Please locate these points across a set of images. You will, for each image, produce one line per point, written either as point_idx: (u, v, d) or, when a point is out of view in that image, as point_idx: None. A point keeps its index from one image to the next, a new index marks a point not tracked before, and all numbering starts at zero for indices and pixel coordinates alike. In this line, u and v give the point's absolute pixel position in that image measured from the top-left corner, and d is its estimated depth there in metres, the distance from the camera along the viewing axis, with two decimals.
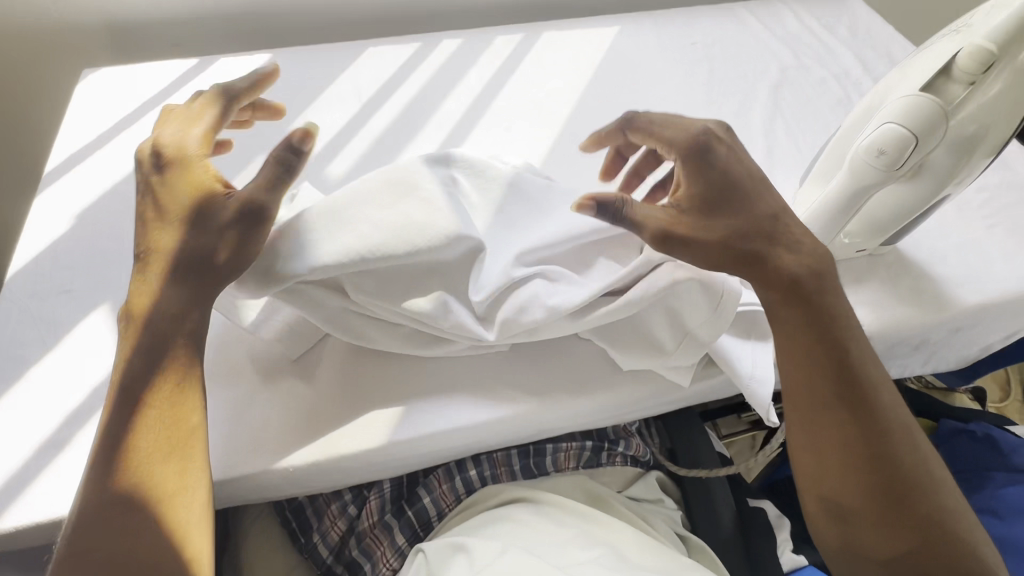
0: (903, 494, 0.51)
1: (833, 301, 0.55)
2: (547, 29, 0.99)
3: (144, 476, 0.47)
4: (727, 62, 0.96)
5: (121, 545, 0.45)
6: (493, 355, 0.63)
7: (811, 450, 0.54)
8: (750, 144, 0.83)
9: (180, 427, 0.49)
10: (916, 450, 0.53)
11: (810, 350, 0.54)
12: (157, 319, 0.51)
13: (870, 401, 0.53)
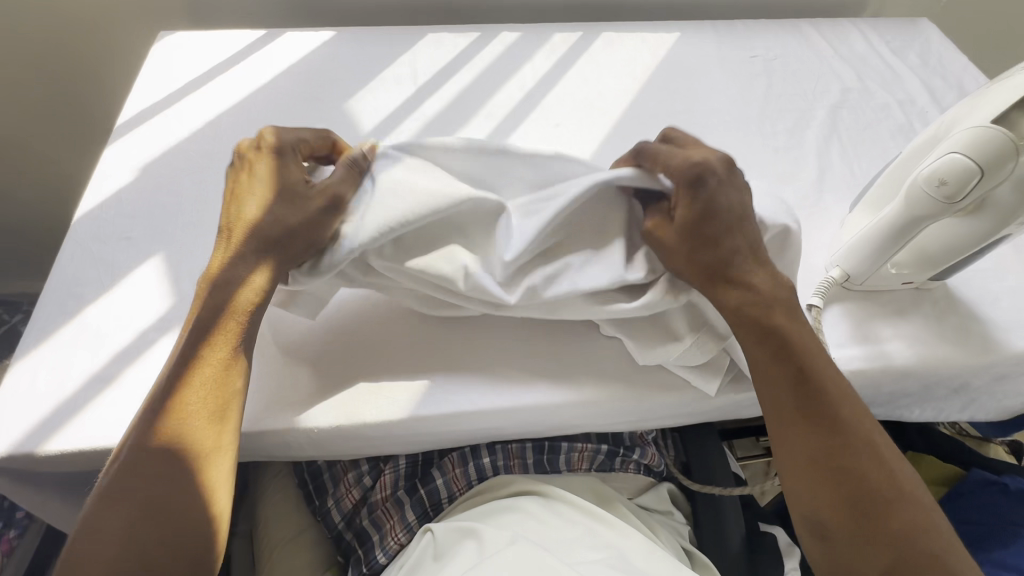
0: (879, 509, 0.50)
1: (791, 320, 0.56)
2: (607, 30, 0.99)
3: (183, 425, 0.50)
4: (787, 78, 0.94)
5: (158, 491, 0.48)
6: (521, 345, 0.64)
7: (789, 467, 0.53)
8: (802, 164, 0.81)
9: (222, 383, 0.52)
10: (888, 464, 0.52)
11: (772, 363, 0.55)
12: (225, 286, 0.55)
13: (835, 416, 0.53)
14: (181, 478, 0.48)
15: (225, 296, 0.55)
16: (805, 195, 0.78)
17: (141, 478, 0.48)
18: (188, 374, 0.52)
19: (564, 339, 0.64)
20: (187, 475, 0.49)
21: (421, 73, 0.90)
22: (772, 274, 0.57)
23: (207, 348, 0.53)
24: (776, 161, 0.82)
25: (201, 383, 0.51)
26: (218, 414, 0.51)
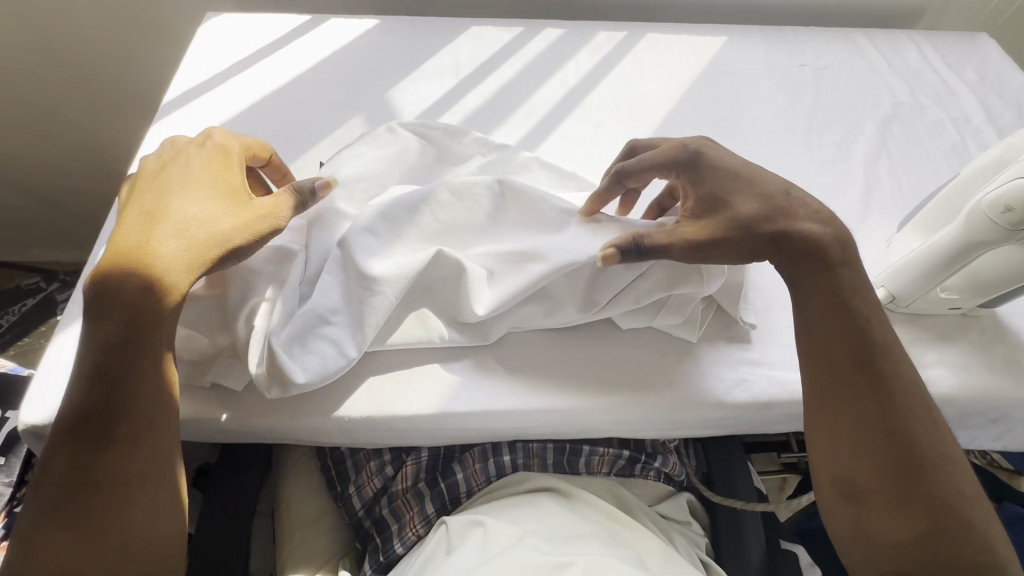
0: (920, 471, 0.48)
1: (854, 278, 0.55)
2: (652, 30, 0.98)
3: (118, 469, 0.44)
4: (836, 89, 0.92)
5: (89, 529, 0.43)
6: (553, 346, 0.63)
7: (826, 423, 0.52)
8: (848, 179, 0.79)
9: (155, 411, 0.47)
10: (938, 433, 0.50)
11: (828, 317, 0.54)
12: (130, 296, 0.47)
13: (891, 377, 0.52)
14: (130, 532, 0.44)
15: (155, 318, 0.48)
16: (850, 211, 0.76)
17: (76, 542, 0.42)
18: (110, 396, 0.45)
19: (597, 344, 0.64)
20: (138, 525, 0.44)
21: (463, 66, 0.89)
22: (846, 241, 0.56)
23: (138, 374, 0.46)
24: (821, 175, 0.80)
25: (134, 419, 0.46)
26: (156, 448, 0.46)
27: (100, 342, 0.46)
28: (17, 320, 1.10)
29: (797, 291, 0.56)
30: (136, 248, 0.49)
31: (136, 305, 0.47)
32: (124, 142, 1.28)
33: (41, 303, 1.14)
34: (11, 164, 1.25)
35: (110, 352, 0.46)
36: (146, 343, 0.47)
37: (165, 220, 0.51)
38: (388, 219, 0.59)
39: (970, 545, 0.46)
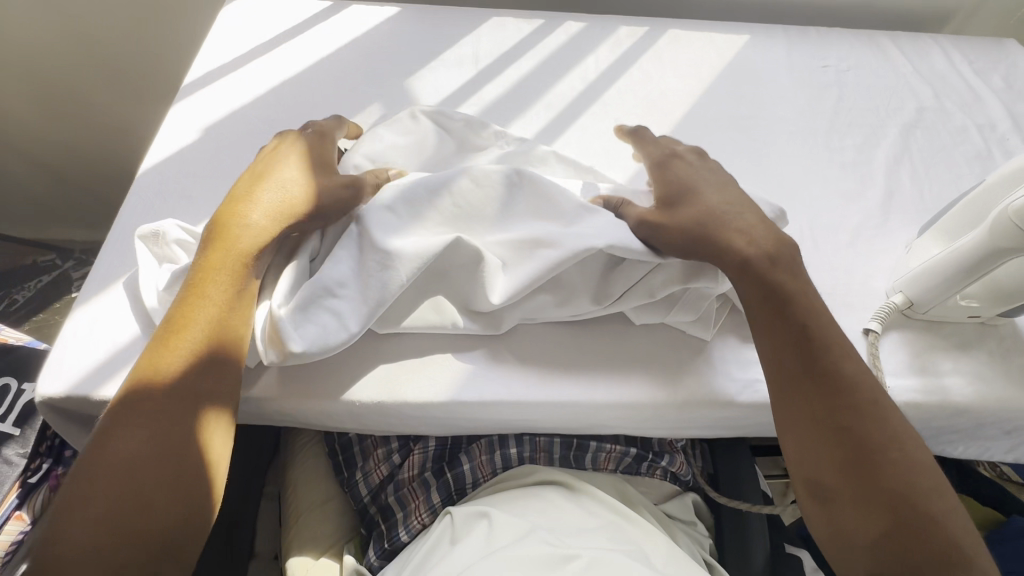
0: (879, 466, 0.49)
1: (793, 281, 0.57)
2: (674, 26, 0.97)
3: (196, 385, 0.49)
4: (860, 91, 0.90)
5: (154, 433, 0.46)
6: (565, 340, 0.63)
7: (788, 426, 0.53)
8: (868, 183, 0.78)
9: (238, 344, 0.53)
10: (891, 425, 0.51)
11: (773, 322, 0.56)
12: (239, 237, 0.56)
13: (837, 375, 0.53)
14: (188, 448, 0.47)
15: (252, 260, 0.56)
16: (870, 215, 0.75)
17: (143, 446, 0.46)
18: (202, 319, 0.52)
19: (611, 340, 0.63)
20: (196, 442, 0.47)
21: (483, 57, 0.89)
22: (781, 246, 0.58)
23: (229, 305, 0.54)
24: (841, 178, 0.79)
25: (220, 343, 0.52)
26: (226, 378, 0.51)
27: (208, 273, 0.54)
28: (33, 296, 1.11)
29: (744, 300, 0.58)
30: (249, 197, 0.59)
31: (236, 245, 0.56)
32: (145, 122, 1.29)
33: (56, 281, 1.15)
34: (32, 141, 1.27)
35: (214, 282, 0.54)
36: (242, 280, 0.55)
37: (270, 180, 0.60)
38: (408, 196, 0.60)
39: (939, 536, 0.46)
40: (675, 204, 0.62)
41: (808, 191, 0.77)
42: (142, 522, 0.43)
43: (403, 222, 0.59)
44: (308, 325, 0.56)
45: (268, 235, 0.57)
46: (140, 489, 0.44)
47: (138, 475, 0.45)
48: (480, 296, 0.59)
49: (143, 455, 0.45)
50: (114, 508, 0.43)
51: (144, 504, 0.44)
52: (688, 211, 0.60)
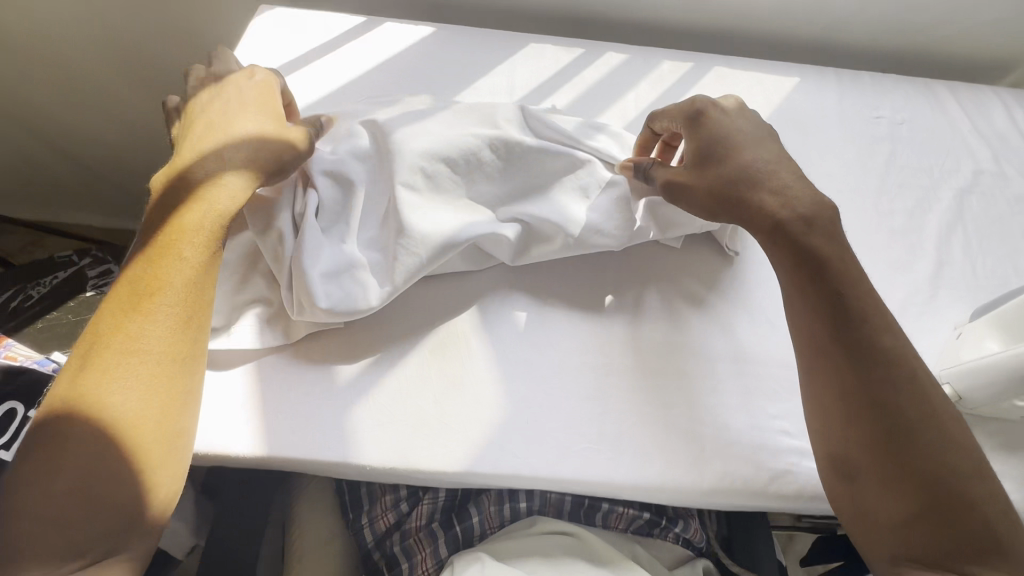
0: (912, 441, 0.47)
1: (829, 244, 0.54)
2: (719, 64, 0.92)
3: (160, 349, 0.46)
4: (913, 147, 0.86)
5: (106, 406, 0.43)
6: (592, 409, 0.59)
7: (814, 405, 0.53)
8: (918, 253, 0.74)
9: (203, 312, 0.50)
10: (928, 397, 0.49)
11: (804, 290, 0.54)
12: (207, 194, 0.52)
13: (873, 347, 0.50)
14: (147, 417, 0.44)
15: (220, 221, 0.52)
16: (918, 289, 0.71)
17: (102, 410, 0.43)
18: (162, 281, 0.48)
19: (644, 411, 0.59)
20: (155, 412, 0.44)
21: (518, 87, 0.85)
22: (820, 208, 0.55)
23: (197, 266, 0.50)
24: (889, 244, 0.75)
25: (187, 307, 0.48)
26: (191, 347, 0.48)
27: (172, 229, 0.50)
28: (47, 293, 1.10)
29: (775, 265, 0.56)
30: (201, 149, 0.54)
31: (202, 193, 0.52)
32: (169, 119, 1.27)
33: (71, 277, 1.13)
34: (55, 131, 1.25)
35: (180, 240, 0.50)
36: (218, 244, 0.52)
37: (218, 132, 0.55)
38: (433, 173, 0.60)
39: (976, 516, 0.45)
40: (700, 163, 0.59)
41: (853, 256, 0.73)
42: (92, 493, 0.41)
43: (430, 196, 0.60)
44: (336, 292, 0.57)
45: (235, 186, 0.54)
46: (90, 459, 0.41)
47: (91, 442, 0.42)
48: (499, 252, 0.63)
49: (96, 431, 0.42)
50: (63, 476, 0.40)
51: (95, 474, 0.41)
52: (713, 172, 0.58)
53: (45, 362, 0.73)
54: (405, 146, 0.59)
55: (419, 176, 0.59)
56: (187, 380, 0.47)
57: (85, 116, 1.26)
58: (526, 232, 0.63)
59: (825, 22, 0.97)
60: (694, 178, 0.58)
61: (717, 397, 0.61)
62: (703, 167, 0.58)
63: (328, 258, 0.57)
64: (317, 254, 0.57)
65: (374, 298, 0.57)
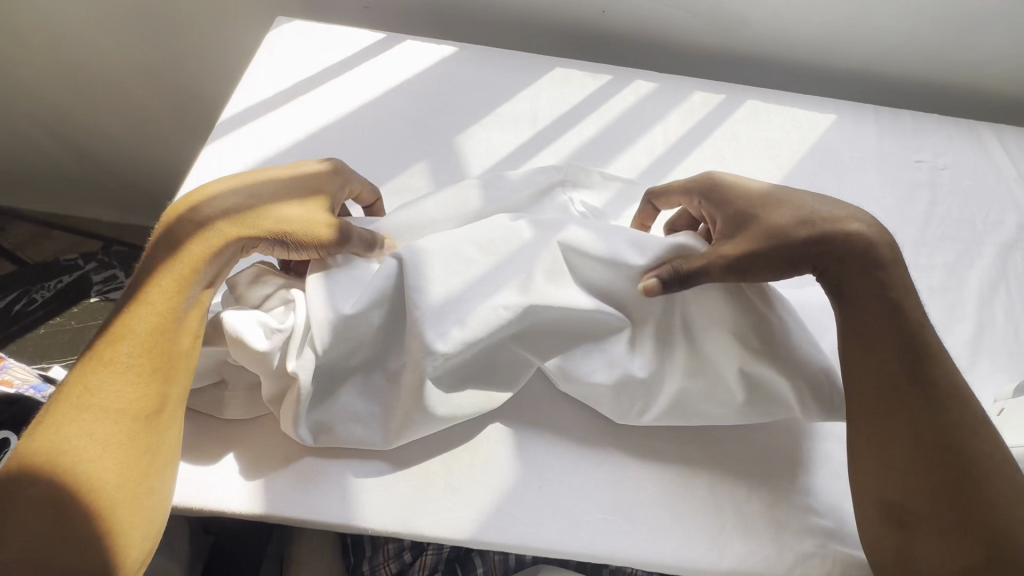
0: (981, 493, 0.45)
1: (901, 283, 0.51)
2: (753, 97, 0.88)
3: (122, 397, 0.45)
4: (955, 195, 0.81)
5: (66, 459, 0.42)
6: (607, 476, 0.56)
7: (878, 445, 0.48)
8: (958, 314, 0.70)
9: (179, 351, 0.48)
10: (998, 447, 0.47)
11: (876, 322, 0.50)
12: (184, 240, 0.51)
13: (940, 389, 0.48)
14: (103, 472, 0.43)
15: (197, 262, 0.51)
16: (956, 354, 0.67)
17: (62, 462, 0.42)
18: (132, 328, 0.48)
19: (661, 481, 0.56)
20: (113, 463, 0.43)
21: (541, 116, 0.81)
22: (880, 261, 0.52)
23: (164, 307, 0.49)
24: (925, 304, 0.70)
25: (155, 352, 0.47)
26: (163, 387, 0.47)
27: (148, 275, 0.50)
28: (52, 297, 1.09)
29: (846, 296, 0.52)
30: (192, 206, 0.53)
31: (177, 236, 0.51)
32: (182, 122, 1.25)
33: (77, 282, 1.11)
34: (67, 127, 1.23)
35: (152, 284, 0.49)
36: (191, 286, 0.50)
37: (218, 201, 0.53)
38: (462, 319, 0.53)
39: None
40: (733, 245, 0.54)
41: None
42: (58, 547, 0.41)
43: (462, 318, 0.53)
44: (333, 433, 0.53)
45: (217, 233, 0.52)
46: (56, 512, 0.41)
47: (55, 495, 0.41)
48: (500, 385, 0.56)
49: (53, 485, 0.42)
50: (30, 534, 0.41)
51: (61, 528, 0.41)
52: (757, 229, 0.54)
53: (43, 387, 0.70)
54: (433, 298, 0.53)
55: (449, 304, 0.53)
56: (156, 423, 0.46)
57: (97, 115, 1.23)
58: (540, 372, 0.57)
59: (865, 55, 0.93)
60: (750, 245, 0.53)
61: (741, 469, 0.57)
62: (752, 231, 0.54)
63: (322, 405, 0.54)
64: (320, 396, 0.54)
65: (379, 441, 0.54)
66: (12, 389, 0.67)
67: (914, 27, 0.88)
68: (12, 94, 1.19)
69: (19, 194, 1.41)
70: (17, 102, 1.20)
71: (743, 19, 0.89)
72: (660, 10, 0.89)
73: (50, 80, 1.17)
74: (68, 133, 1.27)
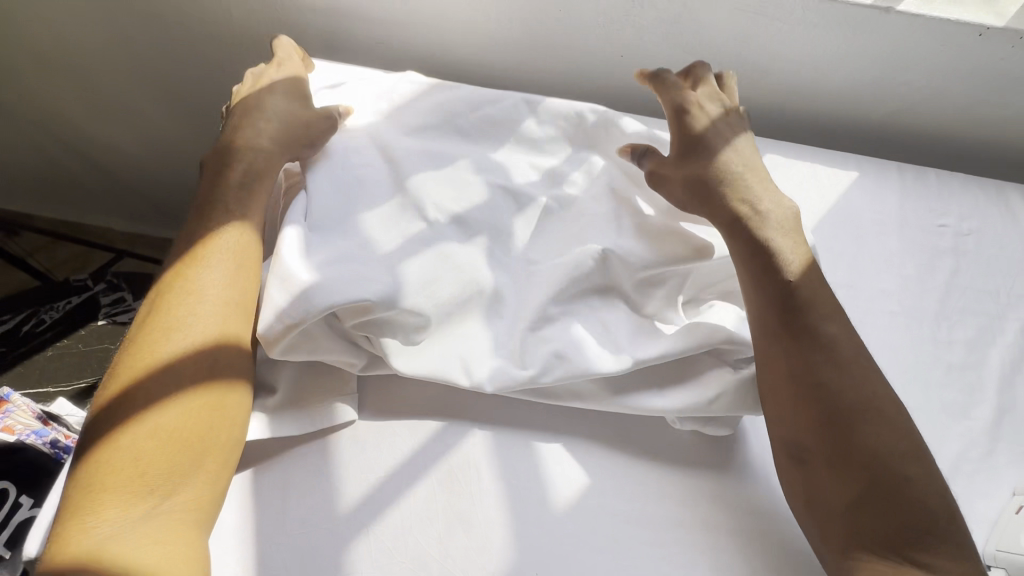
0: (853, 424, 0.51)
1: (784, 240, 0.60)
2: (772, 150, 0.86)
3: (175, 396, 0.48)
4: (979, 264, 0.78)
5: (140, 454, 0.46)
6: (607, 562, 0.54)
7: (770, 390, 0.55)
8: (978, 397, 0.67)
9: (228, 348, 0.52)
10: (869, 380, 0.53)
11: (761, 275, 0.58)
12: (227, 248, 0.55)
13: (817, 331, 0.55)
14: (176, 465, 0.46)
15: (241, 260, 0.55)
16: (974, 441, 0.64)
17: (136, 458, 0.45)
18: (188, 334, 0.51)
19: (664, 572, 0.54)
20: (184, 458, 0.47)
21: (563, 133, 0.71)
22: (785, 230, 0.61)
23: (211, 311, 0.52)
24: (944, 384, 0.68)
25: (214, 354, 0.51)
26: (217, 384, 0.50)
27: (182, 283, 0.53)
28: (59, 319, 1.09)
29: (739, 254, 0.60)
30: (222, 211, 0.58)
31: (217, 246, 0.55)
32: (193, 147, 1.24)
33: (85, 303, 1.11)
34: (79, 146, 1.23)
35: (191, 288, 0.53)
36: (242, 291, 0.54)
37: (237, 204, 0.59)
38: (397, 259, 0.57)
39: (910, 494, 0.48)
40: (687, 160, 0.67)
41: (905, 395, 0.66)
42: (114, 547, 0.42)
43: (442, 262, 0.58)
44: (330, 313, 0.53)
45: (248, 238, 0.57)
46: (116, 509, 0.44)
47: (112, 494, 0.44)
48: (476, 364, 0.57)
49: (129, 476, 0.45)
50: (89, 531, 0.42)
51: (121, 523, 0.43)
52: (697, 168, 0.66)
53: (44, 432, 0.70)
54: (364, 234, 0.58)
55: (436, 242, 0.59)
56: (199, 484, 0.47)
57: (110, 135, 1.23)
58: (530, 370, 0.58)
59: (890, 109, 0.90)
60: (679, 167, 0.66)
61: (746, 560, 0.56)
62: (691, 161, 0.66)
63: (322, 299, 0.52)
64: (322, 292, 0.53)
65: (370, 292, 0.53)
66: (13, 437, 0.67)
67: (943, 84, 0.85)
68: (28, 112, 1.19)
69: (36, 203, 1.42)
70: (33, 119, 1.20)
71: (765, 70, 0.87)
72: (680, 58, 0.87)
73: (65, 102, 1.16)
74: (83, 150, 1.27)
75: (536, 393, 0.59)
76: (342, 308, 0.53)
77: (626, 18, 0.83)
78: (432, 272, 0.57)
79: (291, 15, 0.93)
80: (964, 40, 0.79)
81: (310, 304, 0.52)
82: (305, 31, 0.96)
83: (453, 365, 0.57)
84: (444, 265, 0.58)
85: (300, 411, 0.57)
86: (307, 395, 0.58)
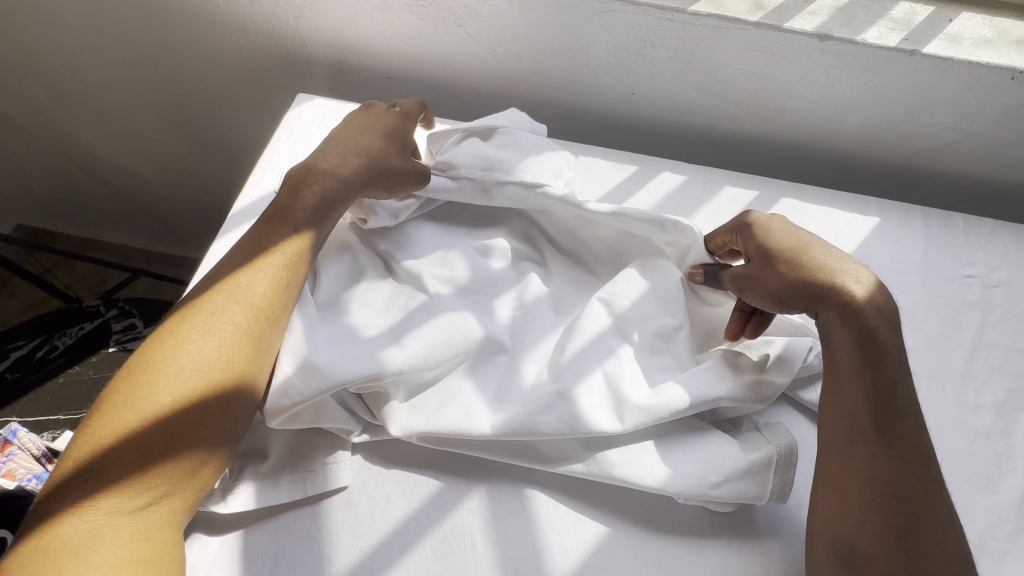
0: (918, 548, 0.47)
1: (890, 336, 0.54)
2: (789, 194, 0.83)
3: (188, 396, 0.49)
4: (1008, 319, 0.74)
5: (143, 442, 0.46)
6: None
7: (834, 488, 0.52)
8: (1006, 469, 0.63)
9: (253, 357, 0.52)
10: (946, 510, 0.49)
11: (863, 371, 0.53)
12: (275, 258, 0.57)
13: (904, 444, 0.51)
14: (172, 463, 0.47)
15: (285, 271, 0.57)
16: (1001, 517, 0.60)
17: (136, 446, 0.46)
18: (219, 329, 0.52)
19: None
20: (182, 457, 0.47)
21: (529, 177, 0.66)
22: (874, 292, 0.56)
23: (246, 322, 0.53)
24: (968, 454, 0.64)
25: (238, 356, 0.52)
26: (232, 391, 0.50)
27: (230, 287, 0.55)
28: (70, 346, 1.10)
29: (834, 346, 0.55)
30: (275, 218, 0.60)
31: (268, 251, 0.58)
32: (205, 175, 1.26)
33: (96, 330, 1.13)
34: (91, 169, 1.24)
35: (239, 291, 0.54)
36: (278, 303, 0.55)
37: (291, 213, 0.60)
38: (408, 331, 0.57)
39: None
40: (760, 258, 0.59)
41: None
42: (96, 536, 0.43)
43: (437, 327, 0.58)
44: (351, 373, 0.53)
45: (296, 250, 0.58)
46: (109, 498, 0.44)
47: (112, 483, 0.45)
48: (469, 422, 0.56)
49: (128, 461, 0.45)
50: (72, 510, 0.43)
51: (108, 513, 0.44)
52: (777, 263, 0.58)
53: (44, 477, 0.70)
54: (356, 316, 0.59)
55: (440, 313, 0.59)
56: (193, 487, 0.48)
57: (127, 160, 1.24)
58: (532, 447, 0.58)
59: (915, 150, 0.86)
60: (760, 271, 0.58)
61: None
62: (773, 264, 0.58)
63: (343, 363, 0.54)
64: (339, 361, 0.54)
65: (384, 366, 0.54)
66: (13, 483, 0.68)
67: (972, 127, 0.81)
68: (47, 138, 1.21)
69: (57, 224, 1.45)
70: (53, 145, 1.22)
71: (782, 109, 0.84)
72: (694, 95, 0.85)
73: (81, 127, 1.18)
74: (100, 174, 1.29)
75: (530, 457, 0.58)
76: (354, 385, 0.55)
77: (637, 58, 0.81)
78: (444, 338, 0.57)
79: (302, 51, 0.94)
80: (995, 83, 0.75)
81: (330, 378, 0.53)
82: (314, 66, 0.96)
83: (455, 416, 0.57)
84: (441, 322, 0.58)
85: (295, 475, 0.57)
86: (304, 457, 0.58)
